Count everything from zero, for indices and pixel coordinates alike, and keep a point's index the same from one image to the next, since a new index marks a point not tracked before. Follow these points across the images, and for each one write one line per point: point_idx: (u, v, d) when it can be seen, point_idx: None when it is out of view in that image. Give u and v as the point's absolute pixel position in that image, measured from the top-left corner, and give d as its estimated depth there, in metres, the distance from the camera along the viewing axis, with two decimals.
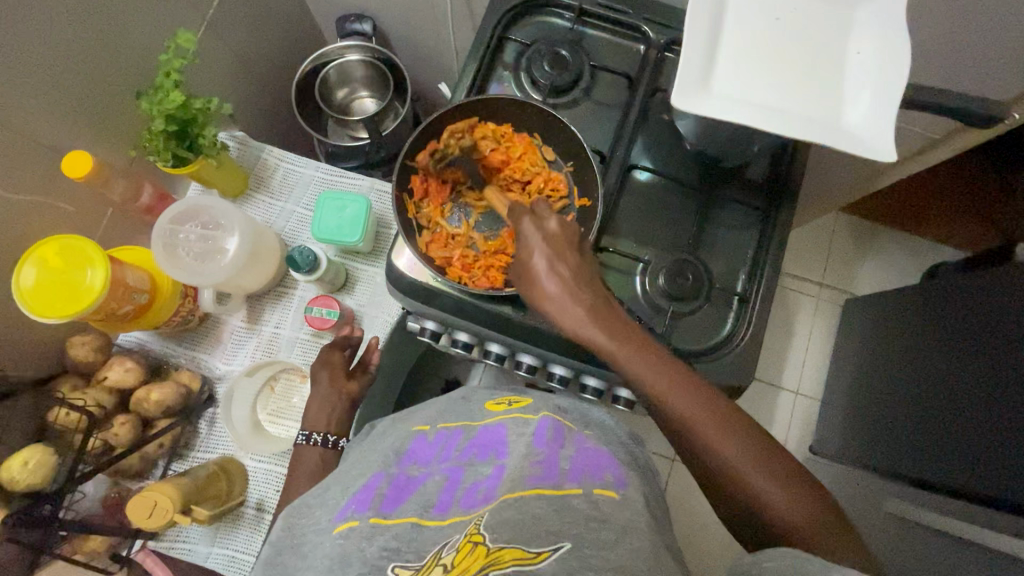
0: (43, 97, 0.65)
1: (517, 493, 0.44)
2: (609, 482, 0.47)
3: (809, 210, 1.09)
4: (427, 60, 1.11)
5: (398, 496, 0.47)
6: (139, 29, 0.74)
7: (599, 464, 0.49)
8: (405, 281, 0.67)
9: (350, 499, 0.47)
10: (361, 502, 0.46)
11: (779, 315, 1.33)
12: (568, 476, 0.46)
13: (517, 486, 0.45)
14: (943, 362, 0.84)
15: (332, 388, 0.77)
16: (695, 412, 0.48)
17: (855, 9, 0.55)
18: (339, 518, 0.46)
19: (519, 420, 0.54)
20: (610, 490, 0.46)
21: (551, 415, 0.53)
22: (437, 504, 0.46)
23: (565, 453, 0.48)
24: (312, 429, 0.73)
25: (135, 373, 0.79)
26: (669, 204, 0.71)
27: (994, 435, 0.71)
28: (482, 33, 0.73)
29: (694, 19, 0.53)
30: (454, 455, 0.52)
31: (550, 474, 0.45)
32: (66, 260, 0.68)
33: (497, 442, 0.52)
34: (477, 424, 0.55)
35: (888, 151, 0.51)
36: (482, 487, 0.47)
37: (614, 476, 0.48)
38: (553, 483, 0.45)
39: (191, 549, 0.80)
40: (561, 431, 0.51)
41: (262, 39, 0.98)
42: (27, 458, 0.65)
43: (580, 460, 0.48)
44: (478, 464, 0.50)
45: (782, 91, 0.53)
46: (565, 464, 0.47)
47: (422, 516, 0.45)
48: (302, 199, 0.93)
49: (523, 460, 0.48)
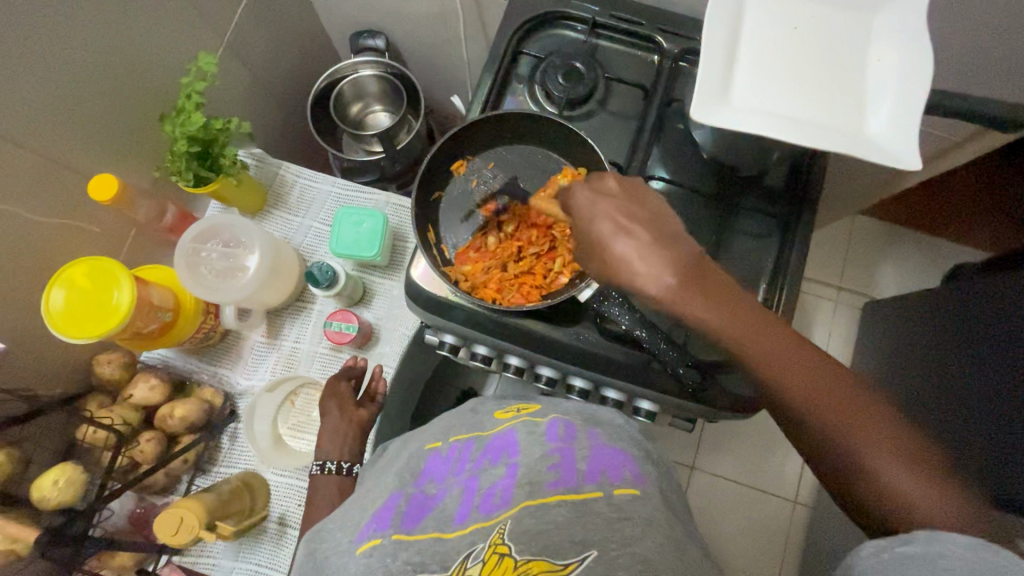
0: (69, 122, 0.66)
1: (536, 501, 0.44)
2: (627, 479, 0.46)
3: (826, 214, 1.08)
4: (440, 74, 1.13)
5: (417, 513, 0.47)
6: (161, 53, 0.76)
7: (615, 460, 0.48)
8: (424, 295, 0.67)
9: (369, 520, 0.47)
10: (381, 521, 0.46)
11: (796, 320, 1.32)
12: (586, 478, 0.46)
13: (536, 492, 0.45)
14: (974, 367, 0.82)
15: (344, 417, 0.76)
16: (754, 339, 0.48)
17: (875, 17, 0.54)
18: (361, 539, 0.46)
19: (529, 422, 0.52)
20: (628, 488, 0.45)
21: (559, 415, 0.53)
22: (457, 515, 0.46)
23: (580, 453, 0.48)
24: (325, 458, 0.73)
25: (160, 390, 0.80)
26: (687, 214, 0.70)
27: None
28: (496, 48, 0.74)
29: (711, 31, 0.53)
30: (467, 467, 0.50)
31: (567, 478, 0.45)
32: (94, 281, 0.69)
33: (508, 445, 0.50)
34: (488, 433, 0.53)
35: (912, 159, 0.50)
36: (499, 492, 0.46)
37: (630, 472, 0.48)
38: (572, 487, 0.45)
39: (215, 564, 0.81)
40: (572, 429, 0.51)
41: (279, 58, 0.99)
42: (58, 477, 0.66)
43: (595, 458, 0.48)
44: (491, 469, 0.48)
45: (802, 101, 0.53)
46: (582, 465, 0.47)
47: (445, 529, 0.45)
48: (320, 214, 0.94)
49: (538, 461, 0.47)
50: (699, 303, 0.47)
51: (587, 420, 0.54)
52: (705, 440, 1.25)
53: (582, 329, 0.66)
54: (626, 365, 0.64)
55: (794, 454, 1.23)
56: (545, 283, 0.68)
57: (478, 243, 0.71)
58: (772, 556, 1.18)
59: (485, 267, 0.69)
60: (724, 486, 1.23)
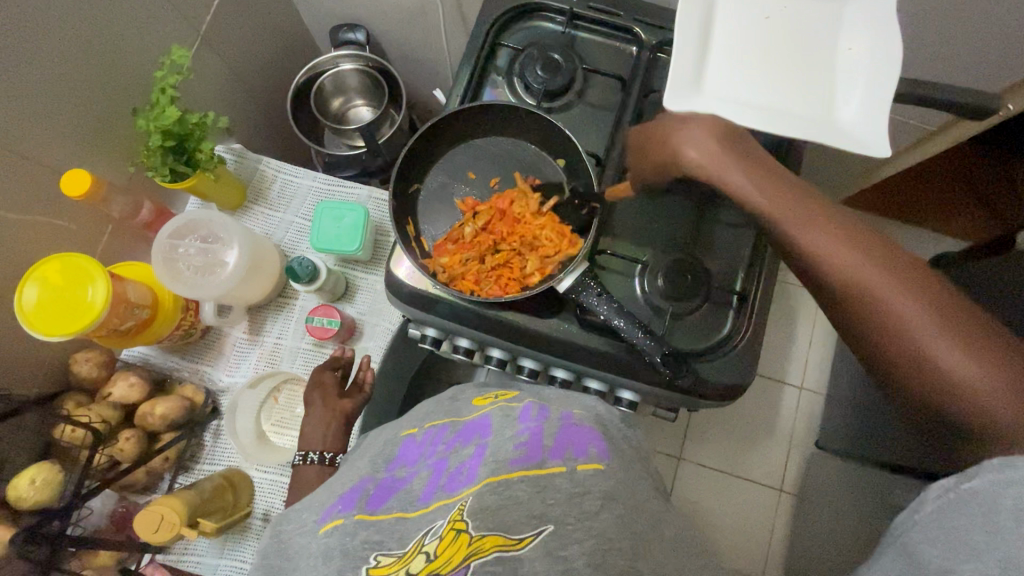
0: (40, 117, 0.65)
1: (502, 476, 0.44)
2: (592, 455, 0.47)
3: (807, 205, 1.09)
4: (422, 68, 1.12)
5: (383, 495, 0.47)
6: (134, 47, 0.75)
7: (583, 438, 0.49)
8: (403, 288, 0.67)
9: (337, 501, 0.47)
10: (347, 502, 0.46)
11: (780, 311, 1.33)
12: (551, 454, 0.46)
13: (500, 468, 0.44)
14: None
15: (327, 408, 0.74)
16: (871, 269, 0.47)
17: (846, 6, 0.55)
18: (325, 518, 0.45)
19: (504, 407, 0.53)
20: (593, 463, 0.46)
21: (532, 399, 0.54)
22: (421, 495, 0.45)
23: (548, 432, 0.48)
24: (307, 448, 0.71)
25: (140, 388, 0.79)
26: (666, 204, 0.71)
27: None
28: (474, 40, 0.73)
29: (684, 21, 0.53)
30: (439, 448, 0.51)
31: (533, 455, 0.45)
32: (67, 278, 0.68)
33: (482, 427, 0.51)
34: (463, 418, 0.54)
35: (881, 146, 0.51)
36: (465, 469, 0.46)
37: (597, 447, 0.48)
38: (535, 463, 0.44)
39: (199, 562, 0.80)
40: (545, 410, 0.52)
41: (257, 52, 0.98)
42: (35, 476, 0.65)
43: (563, 435, 0.48)
44: (461, 449, 0.49)
45: (772, 89, 0.53)
46: (548, 441, 0.47)
47: (406, 510, 0.44)
48: (301, 209, 0.94)
49: (507, 440, 0.47)
50: (805, 222, 0.49)
51: (560, 403, 0.55)
52: (692, 430, 1.26)
53: (562, 320, 0.66)
54: (606, 355, 0.65)
55: (779, 443, 1.24)
56: (516, 284, 0.67)
57: (456, 231, 0.71)
58: (757, 544, 1.19)
59: (454, 255, 0.69)
60: (710, 475, 1.24)
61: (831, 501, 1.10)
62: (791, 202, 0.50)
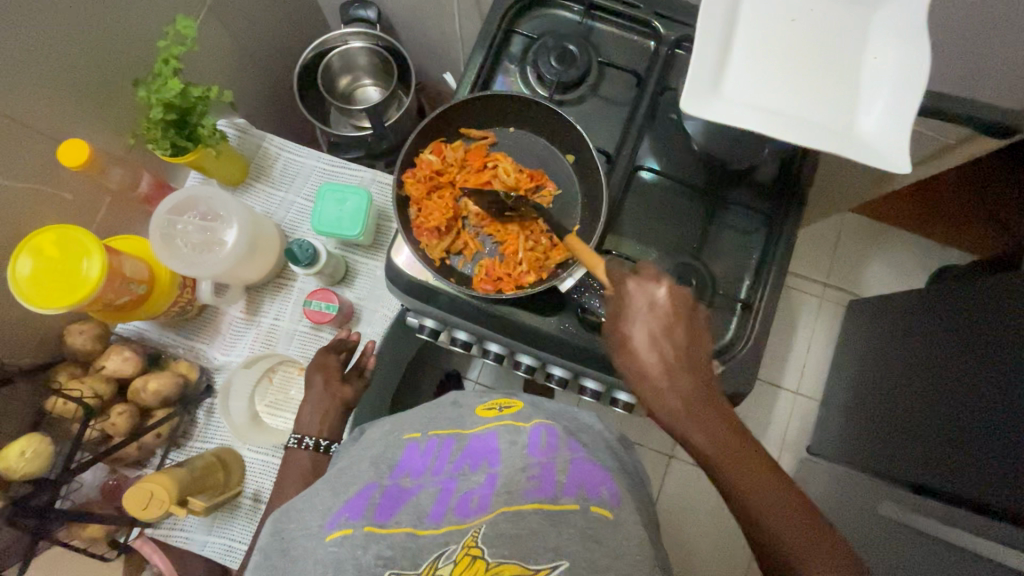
0: (39, 83, 0.64)
1: (514, 508, 0.43)
2: (604, 498, 0.45)
3: (817, 211, 1.07)
4: (433, 50, 1.10)
5: (391, 505, 0.46)
6: (137, 14, 0.72)
7: (596, 478, 0.47)
8: (404, 279, 0.66)
9: (343, 506, 0.46)
10: (355, 510, 0.45)
11: (781, 315, 1.33)
12: (564, 490, 0.45)
13: (513, 500, 0.44)
14: (958, 373, 0.82)
15: (327, 391, 0.73)
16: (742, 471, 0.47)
17: (874, 14, 0.53)
18: (332, 525, 0.44)
19: (510, 428, 0.53)
20: (604, 508, 0.44)
21: (542, 423, 0.53)
22: (431, 512, 0.45)
23: (561, 467, 0.47)
24: (303, 432, 0.71)
25: (134, 362, 0.78)
26: (674, 206, 0.69)
27: (1008, 447, 0.69)
28: (488, 25, 0.71)
29: (706, 20, 0.52)
30: (447, 467, 0.50)
31: (546, 489, 0.45)
32: (62, 251, 0.67)
33: (489, 451, 0.50)
34: (468, 433, 0.54)
35: (901, 162, 0.49)
36: (477, 497, 0.46)
37: (609, 491, 0.47)
38: (549, 499, 0.44)
39: (188, 537, 0.81)
40: (554, 437, 0.51)
41: (264, 24, 0.96)
42: (25, 447, 0.65)
43: (576, 471, 0.47)
44: (470, 475, 0.48)
45: (794, 97, 0.51)
46: (562, 476, 0.46)
47: (417, 526, 0.44)
48: (303, 189, 0.92)
49: (518, 473, 0.47)
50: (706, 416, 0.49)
51: (568, 427, 0.55)
52: None
53: (562, 319, 0.65)
54: (605, 357, 0.64)
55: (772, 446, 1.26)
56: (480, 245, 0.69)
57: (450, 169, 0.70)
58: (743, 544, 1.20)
59: (434, 202, 0.70)
60: (700, 475, 1.23)
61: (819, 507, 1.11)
62: (694, 401, 0.49)
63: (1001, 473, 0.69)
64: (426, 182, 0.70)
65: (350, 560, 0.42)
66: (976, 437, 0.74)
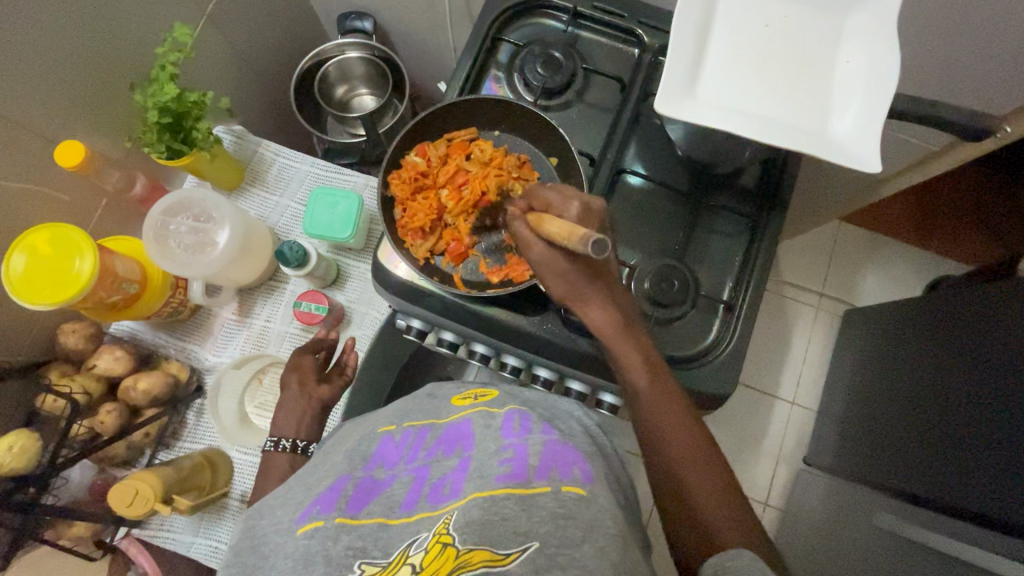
0: (38, 86, 0.66)
1: (486, 492, 0.43)
2: (576, 478, 0.45)
3: (808, 219, 1.07)
4: (428, 59, 1.12)
5: (363, 497, 0.47)
6: (137, 22, 0.75)
7: (567, 457, 0.47)
8: (392, 280, 0.67)
9: (314, 501, 0.46)
10: (327, 502, 0.46)
11: (776, 325, 1.33)
12: (536, 474, 0.45)
13: (485, 485, 0.44)
14: (954, 379, 0.82)
15: (302, 394, 0.73)
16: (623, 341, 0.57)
17: (846, 20, 0.54)
18: (303, 518, 0.45)
19: (485, 414, 0.53)
20: (577, 487, 0.44)
21: (516, 408, 0.53)
22: (403, 503, 0.45)
23: (533, 448, 0.47)
24: (280, 434, 0.70)
25: (125, 362, 0.80)
26: (658, 209, 0.70)
27: (1001, 454, 0.69)
28: (475, 33, 0.73)
29: (682, 24, 0.53)
30: (420, 454, 0.51)
31: (518, 473, 0.45)
32: (56, 248, 0.68)
33: (464, 437, 0.51)
34: (443, 422, 0.55)
35: (873, 161, 0.50)
36: (449, 483, 0.46)
37: (581, 471, 0.46)
38: (521, 481, 0.44)
39: (175, 538, 0.81)
40: (527, 422, 0.51)
41: (262, 34, 0.98)
42: (12, 443, 0.66)
43: (548, 454, 0.47)
44: (444, 460, 0.49)
45: (767, 98, 0.52)
46: (534, 460, 0.46)
47: (389, 516, 0.44)
48: (297, 194, 0.94)
49: (491, 456, 0.47)
50: (661, 411, 0.54)
51: (546, 416, 0.55)
52: None
53: (546, 319, 0.66)
54: (586, 356, 0.65)
55: (767, 457, 1.26)
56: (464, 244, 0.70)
57: (437, 171, 0.71)
58: None
59: (420, 202, 0.71)
60: None
61: (816, 520, 1.09)
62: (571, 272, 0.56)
63: (995, 482, 0.69)
64: (412, 188, 0.71)
65: (321, 553, 0.41)
66: (974, 443, 0.74)
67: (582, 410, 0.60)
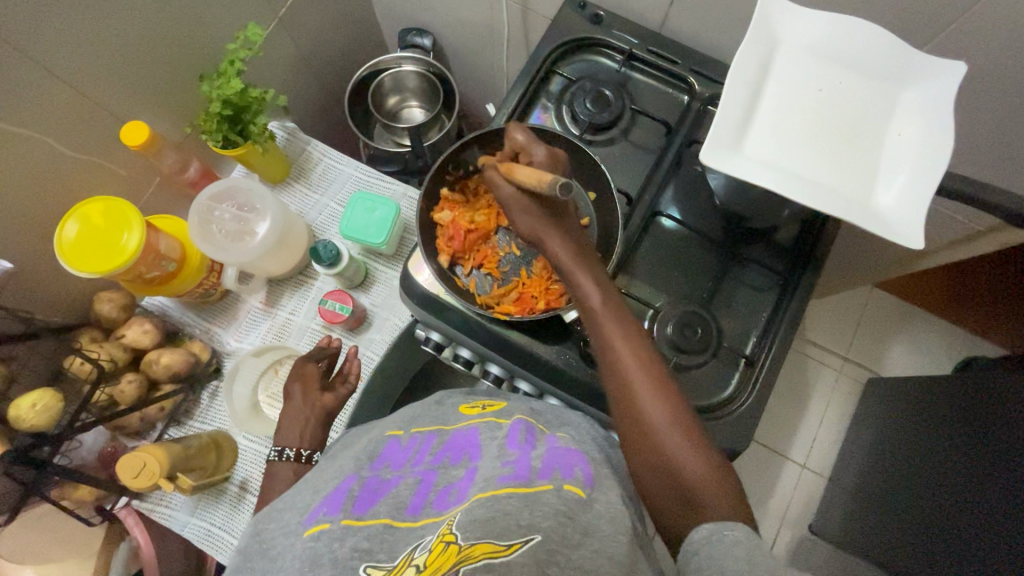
0: (116, 68, 0.70)
1: (488, 493, 0.43)
2: (578, 479, 0.45)
3: (840, 281, 1.06)
4: (480, 81, 1.15)
5: (369, 498, 0.47)
6: (215, 19, 0.80)
7: (569, 460, 0.47)
8: (418, 292, 0.68)
9: (321, 502, 0.46)
10: (333, 504, 0.46)
11: (795, 384, 1.30)
12: (539, 474, 0.45)
13: (488, 485, 0.44)
14: (973, 465, 0.79)
15: None
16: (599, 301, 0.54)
17: (901, 94, 0.54)
18: (310, 520, 0.45)
19: (492, 425, 0.53)
20: (578, 487, 0.44)
21: (523, 419, 0.54)
22: (410, 506, 0.46)
23: (536, 453, 0.48)
24: (284, 443, 0.67)
25: (152, 335, 0.82)
26: (689, 255, 0.70)
27: (1013, 550, 0.66)
28: (530, 63, 0.75)
29: (735, 79, 0.54)
30: (425, 459, 0.51)
31: (521, 473, 0.45)
32: (107, 220, 0.72)
33: (470, 446, 0.51)
34: (450, 429, 0.55)
35: (914, 236, 0.49)
36: (455, 490, 0.46)
37: (583, 472, 0.47)
38: (522, 482, 0.44)
39: (171, 515, 0.82)
40: (532, 434, 0.51)
41: (326, 41, 1.03)
42: (36, 400, 0.68)
43: (551, 457, 0.47)
44: (450, 468, 0.49)
45: (813, 161, 0.53)
46: (536, 462, 0.46)
47: (396, 518, 0.45)
48: (337, 195, 0.97)
49: (495, 460, 0.47)
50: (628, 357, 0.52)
51: (551, 425, 0.55)
52: None
53: (564, 349, 0.66)
54: (599, 393, 0.64)
55: (771, 517, 1.22)
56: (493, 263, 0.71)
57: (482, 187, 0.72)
58: None
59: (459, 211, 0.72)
60: None
61: None
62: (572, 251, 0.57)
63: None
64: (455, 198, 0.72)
65: (327, 554, 0.41)
66: (989, 536, 0.71)
67: (590, 423, 0.59)
